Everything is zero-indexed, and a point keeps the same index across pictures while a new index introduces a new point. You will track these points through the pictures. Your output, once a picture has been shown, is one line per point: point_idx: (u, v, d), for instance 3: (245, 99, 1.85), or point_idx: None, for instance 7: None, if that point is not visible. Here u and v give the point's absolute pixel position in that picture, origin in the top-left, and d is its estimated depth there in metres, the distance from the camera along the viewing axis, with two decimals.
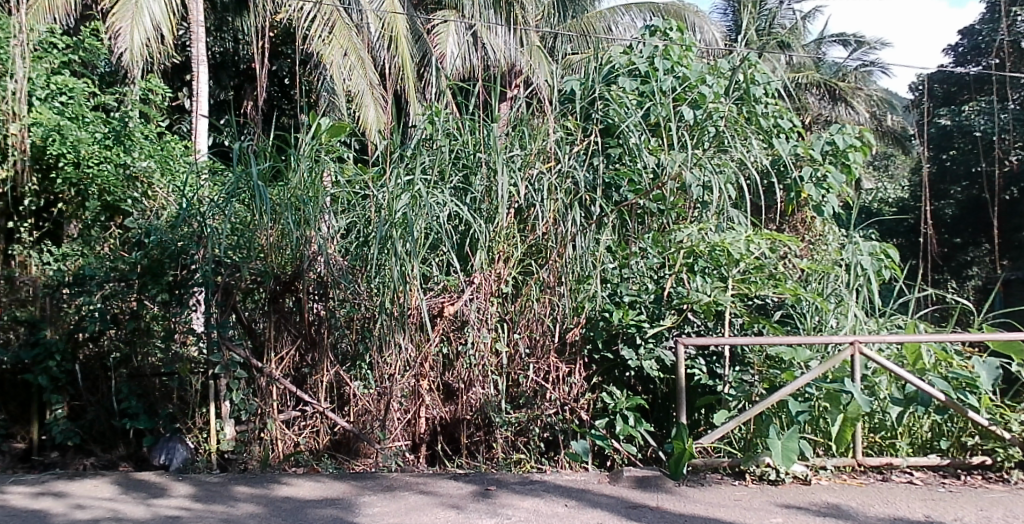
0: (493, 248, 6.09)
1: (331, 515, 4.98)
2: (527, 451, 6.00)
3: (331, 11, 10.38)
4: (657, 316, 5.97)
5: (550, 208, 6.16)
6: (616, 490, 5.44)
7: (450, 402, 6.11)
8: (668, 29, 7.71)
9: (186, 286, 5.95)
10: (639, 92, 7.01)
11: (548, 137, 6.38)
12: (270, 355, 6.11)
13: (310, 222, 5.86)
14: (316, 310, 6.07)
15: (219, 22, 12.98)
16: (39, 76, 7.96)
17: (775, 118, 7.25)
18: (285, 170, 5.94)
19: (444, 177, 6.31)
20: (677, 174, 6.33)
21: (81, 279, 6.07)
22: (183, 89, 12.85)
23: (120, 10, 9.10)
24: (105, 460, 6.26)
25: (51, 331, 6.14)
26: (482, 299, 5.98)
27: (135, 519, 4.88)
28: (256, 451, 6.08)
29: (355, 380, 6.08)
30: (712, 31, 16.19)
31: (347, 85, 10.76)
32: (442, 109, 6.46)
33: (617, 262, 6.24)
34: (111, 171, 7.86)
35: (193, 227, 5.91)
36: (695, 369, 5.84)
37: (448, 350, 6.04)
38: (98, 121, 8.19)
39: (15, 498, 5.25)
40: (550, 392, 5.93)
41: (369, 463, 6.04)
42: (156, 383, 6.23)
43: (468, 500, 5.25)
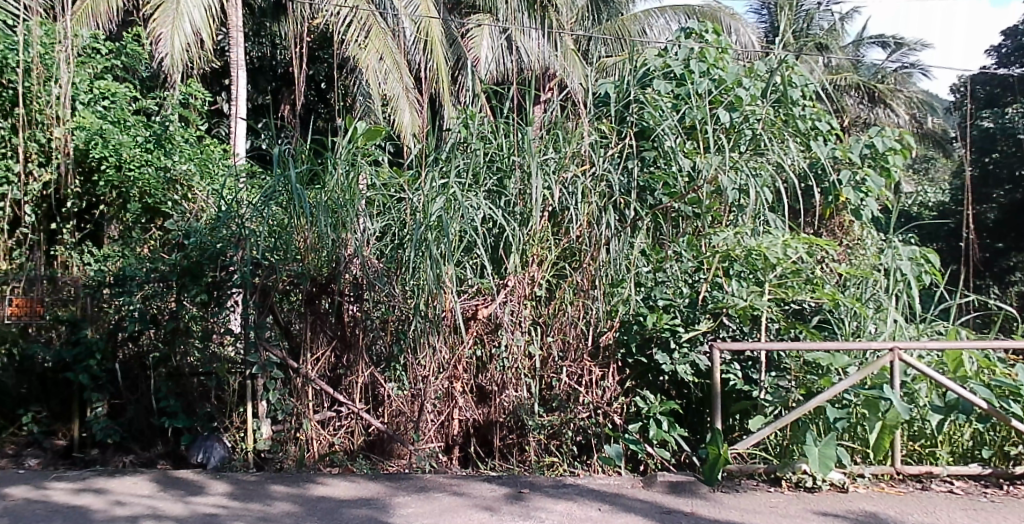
0: (527, 251, 6.12)
1: (366, 515, 5.02)
2: (559, 454, 6.01)
3: (367, 16, 10.31)
4: (692, 320, 5.89)
5: (585, 212, 6.16)
6: (650, 495, 5.41)
7: (483, 405, 6.14)
8: (703, 31, 7.63)
9: (224, 288, 6.06)
10: (674, 94, 6.93)
11: (582, 141, 6.42)
12: (306, 355, 6.17)
13: (347, 225, 5.96)
14: (353, 312, 6.15)
15: (256, 27, 13.16)
16: (82, 81, 8.09)
17: (813, 121, 7.10)
18: (322, 173, 5.99)
19: (478, 180, 6.32)
20: (713, 177, 6.22)
21: (123, 280, 6.17)
22: (222, 93, 13.11)
23: (160, 15, 9.22)
24: (143, 457, 6.30)
25: (92, 330, 6.28)
26: (515, 302, 6.00)
27: (174, 516, 4.95)
28: (292, 451, 6.12)
29: (389, 381, 6.13)
30: (748, 34, 16.06)
31: (382, 90, 10.79)
32: (476, 113, 6.51)
33: (652, 265, 6.18)
34: (151, 174, 8.02)
35: (233, 229, 5.98)
36: (730, 374, 5.77)
37: (482, 353, 6.08)
38: (139, 126, 8.39)
39: (57, 494, 5.36)
40: (583, 396, 5.93)
41: (403, 464, 6.06)
42: (194, 384, 6.27)
43: (501, 502, 5.25)
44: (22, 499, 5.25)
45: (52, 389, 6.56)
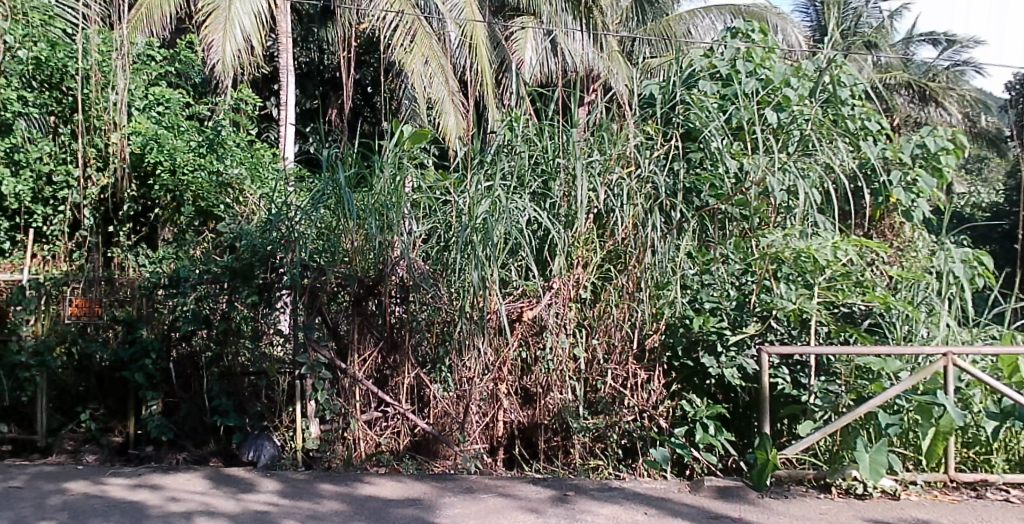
0: (572, 254, 6.14)
1: (413, 515, 5.06)
2: (604, 457, 6.02)
3: (413, 20, 10.41)
4: (738, 323, 5.84)
5: (630, 214, 6.14)
6: (697, 499, 5.37)
7: (528, 407, 6.17)
8: (750, 31, 7.56)
9: (274, 289, 6.16)
10: (720, 95, 6.88)
11: (628, 143, 6.38)
12: (353, 357, 6.23)
13: (393, 228, 6.01)
14: (398, 314, 6.19)
15: (304, 33, 13.36)
16: (138, 87, 8.39)
17: (863, 120, 6.97)
18: (370, 176, 6.04)
19: (524, 183, 6.34)
20: (761, 179, 6.15)
21: (177, 281, 6.31)
22: (272, 98, 13.33)
23: (212, 22, 9.41)
24: (196, 454, 6.44)
25: (148, 330, 6.42)
26: (561, 304, 6.02)
27: (227, 513, 5.06)
28: (339, 450, 6.20)
29: (434, 382, 6.19)
30: (795, 33, 15.82)
31: (427, 93, 10.86)
32: (521, 115, 6.51)
33: (698, 268, 6.11)
34: (204, 178, 8.15)
35: (283, 230, 6.05)
36: (778, 378, 5.71)
37: (527, 355, 6.12)
38: (192, 130, 8.56)
39: (114, 489, 5.51)
40: (628, 399, 5.93)
41: (448, 465, 6.14)
42: (245, 383, 6.36)
43: (546, 504, 5.26)
44: (81, 494, 5.41)
45: (109, 387, 6.73)
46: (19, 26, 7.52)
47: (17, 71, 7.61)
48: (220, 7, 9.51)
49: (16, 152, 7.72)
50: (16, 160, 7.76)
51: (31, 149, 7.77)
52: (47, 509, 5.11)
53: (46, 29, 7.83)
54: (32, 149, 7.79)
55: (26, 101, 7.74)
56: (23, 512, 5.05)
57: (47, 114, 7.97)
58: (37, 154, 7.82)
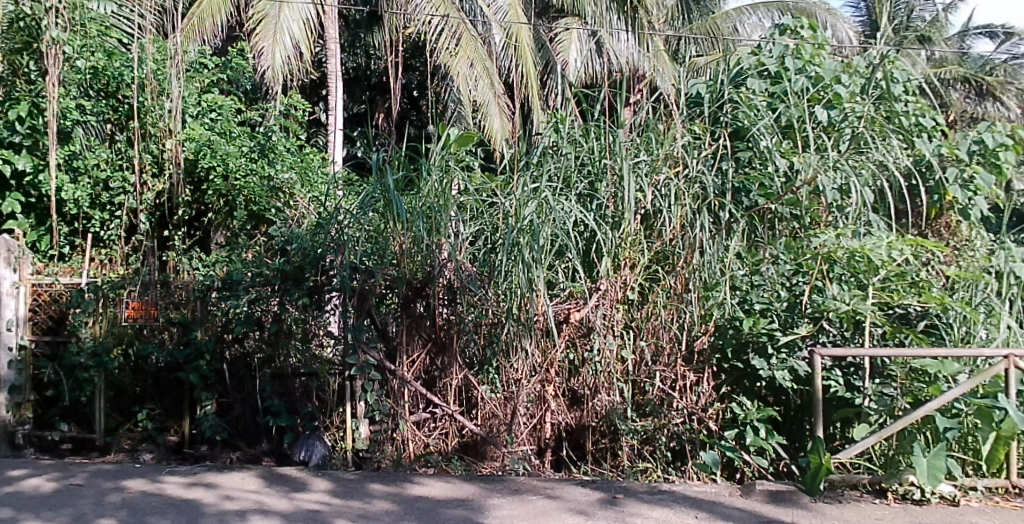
0: (620, 255, 6.12)
1: (463, 516, 5.08)
2: (653, 460, 5.99)
3: (458, 23, 10.42)
4: (790, 324, 5.76)
5: (678, 215, 6.09)
6: (749, 504, 5.30)
7: (575, 409, 6.20)
8: (799, 27, 7.41)
9: (323, 292, 6.24)
10: (770, 93, 6.76)
11: (675, 143, 6.33)
12: (402, 358, 6.30)
13: (440, 229, 6.04)
14: (446, 315, 6.26)
15: (351, 39, 13.47)
16: (192, 95, 8.56)
17: (917, 117, 6.78)
18: (417, 180, 6.08)
19: (569, 184, 6.33)
20: (811, 178, 6.02)
21: (231, 284, 6.44)
22: (320, 103, 13.51)
23: (263, 30, 9.60)
24: (248, 454, 6.55)
25: (201, 331, 6.55)
26: (608, 306, 6.06)
27: (279, 512, 5.14)
28: (389, 451, 6.29)
29: (482, 384, 6.24)
30: (845, 29, 15.52)
31: (473, 96, 10.89)
32: (566, 117, 6.54)
33: (747, 268, 6.02)
34: (256, 183, 8.26)
35: (333, 234, 6.11)
36: (832, 381, 5.58)
37: (575, 356, 6.14)
38: (244, 136, 8.71)
39: (171, 488, 5.64)
40: (677, 401, 5.91)
41: (496, 467, 6.17)
42: (297, 383, 6.44)
43: (595, 507, 5.24)
44: (139, 492, 5.55)
45: (166, 387, 6.88)
46: (78, 38, 7.72)
47: (76, 80, 7.81)
48: (269, 15, 9.70)
49: (75, 159, 7.85)
50: (75, 167, 7.88)
51: (89, 156, 7.89)
52: (107, 506, 5.25)
53: (103, 39, 8.08)
54: (91, 156, 7.92)
55: (85, 109, 7.95)
56: (84, 509, 5.20)
57: (104, 122, 8.18)
58: (95, 161, 7.94)
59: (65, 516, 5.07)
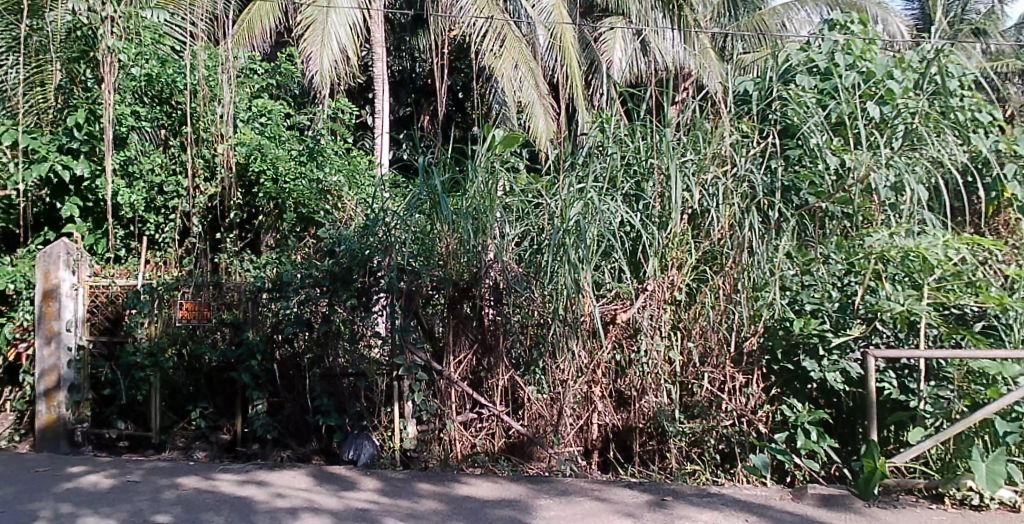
0: (667, 255, 6.07)
1: (510, 516, 5.09)
2: (702, 462, 5.95)
3: (502, 25, 10.50)
4: (842, 325, 5.64)
5: (726, 214, 6.05)
6: (800, 507, 5.21)
7: (623, 410, 6.19)
8: (849, 22, 7.25)
9: (372, 293, 6.30)
10: (818, 90, 6.63)
11: (723, 141, 6.22)
12: (449, 358, 6.35)
13: (486, 230, 6.11)
14: (492, 316, 6.30)
15: (397, 42, 13.59)
16: (242, 100, 8.72)
17: (972, 111, 6.60)
18: (463, 180, 6.13)
19: (616, 184, 6.34)
20: (864, 175, 5.89)
21: (281, 286, 6.52)
22: (366, 106, 13.63)
23: (310, 35, 9.77)
24: (300, 453, 6.70)
25: (253, 332, 6.65)
26: (655, 306, 6.02)
27: (329, 510, 5.21)
28: (436, 451, 6.34)
29: (529, 384, 6.25)
30: (896, 23, 15.18)
31: (518, 97, 10.89)
32: (612, 116, 6.47)
33: (798, 268, 5.88)
34: (305, 186, 8.37)
35: (380, 236, 6.21)
36: (885, 383, 5.48)
37: (621, 357, 6.14)
38: (293, 140, 8.77)
39: (224, 485, 5.76)
40: (726, 403, 5.86)
41: (542, 467, 6.20)
42: (345, 384, 6.51)
43: (643, 509, 5.20)
44: (193, 489, 5.67)
45: (218, 386, 7.00)
46: (132, 46, 7.95)
47: (131, 88, 7.97)
48: (317, 21, 9.86)
49: (130, 164, 8.03)
50: (130, 172, 8.05)
51: (144, 161, 8.06)
52: (163, 503, 5.38)
53: (155, 47, 8.30)
54: (146, 161, 8.10)
55: (140, 115, 8.12)
56: (141, 506, 5.33)
57: (158, 127, 8.37)
58: (150, 166, 8.11)
59: (122, 512, 5.20)
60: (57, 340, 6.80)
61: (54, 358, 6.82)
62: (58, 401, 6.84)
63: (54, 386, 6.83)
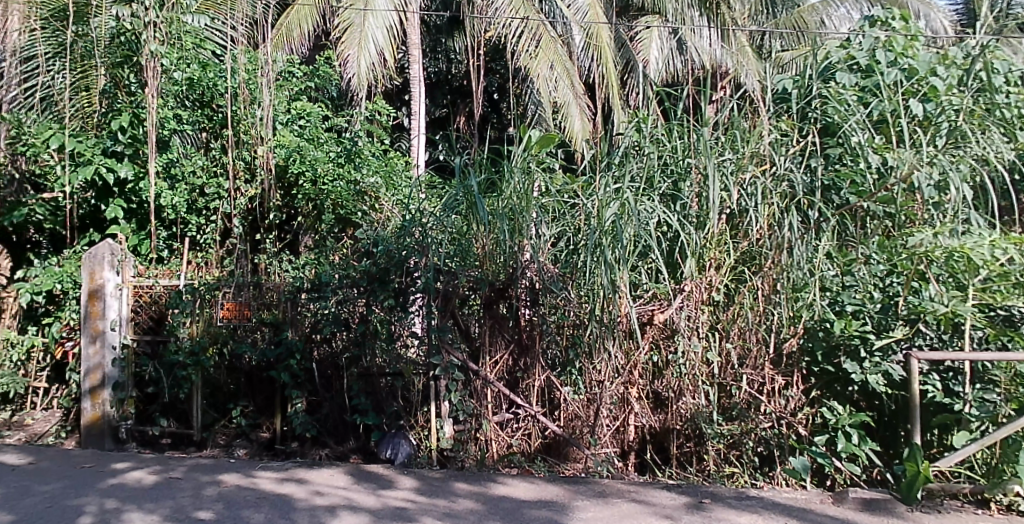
0: (705, 255, 6.03)
1: (547, 517, 5.09)
2: (740, 464, 5.91)
3: (537, 25, 10.48)
4: (885, 327, 5.52)
5: (765, 214, 5.96)
6: (841, 512, 5.14)
7: (660, 411, 6.15)
8: (890, 18, 7.11)
9: (409, 293, 6.35)
10: (859, 87, 6.44)
11: (762, 140, 6.20)
12: (485, 359, 6.39)
13: (522, 231, 6.12)
14: (529, 317, 6.30)
15: (432, 43, 13.66)
16: (281, 103, 8.83)
17: (1021, 109, 6.37)
18: (499, 181, 6.16)
19: (653, 184, 6.29)
20: (906, 174, 5.76)
21: (319, 286, 6.58)
22: (403, 108, 13.73)
23: (348, 38, 9.85)
24: (338, 451, 6.76)
25: (292, 332, 6.71)
26: (692, 307, 5.98)
27: (368, 508, 5.25)
28: (472, 451, 6.38)
29: (565, 385, 6.25)
30: (939, 19, 14.89)
31: (553, 97, 10.87)
32: (648, 115, 6.45)
33: (838, 268, 5.82)
34: (343, 187, 8.42)
35: (416, 237, 6.26)
36: (928, 386, 5.33)
37: (658, 358, 6.10)
38: (331, 142, 8.82)
39: (265, 482, 5.85)
40: (765, 405, 5.82)
41: (579, 468, 6.20)
42: (383, 383, 6.57)
43: (681, 512, 5.16)
44: (234, 486, 5.76)
45: (258, 385, 7.09)
46: (174, 50, 8.08)
47: (173, 92, 8.13)
48: (354, 23, 9.89)
49: (173, 166, 8.14)
50: (173, 175, 8.15)
51: (186, 164, 8.16)
52: (205, 499, 5.47)
53: (197, 51, 8.39)
54: (187, 163, 8.19)
55: (182, 119, 8.24)
56: (183, 502, 5.43)
57: (200, 130, 8.45)
58: (191, 168, 8.19)
59: (166, 508, 5.30)
60: (102, 339, 6.91)
61: (99, 356, 6.93)
62: (103, 400, 6.94)
63: (99, 384, 6.92)
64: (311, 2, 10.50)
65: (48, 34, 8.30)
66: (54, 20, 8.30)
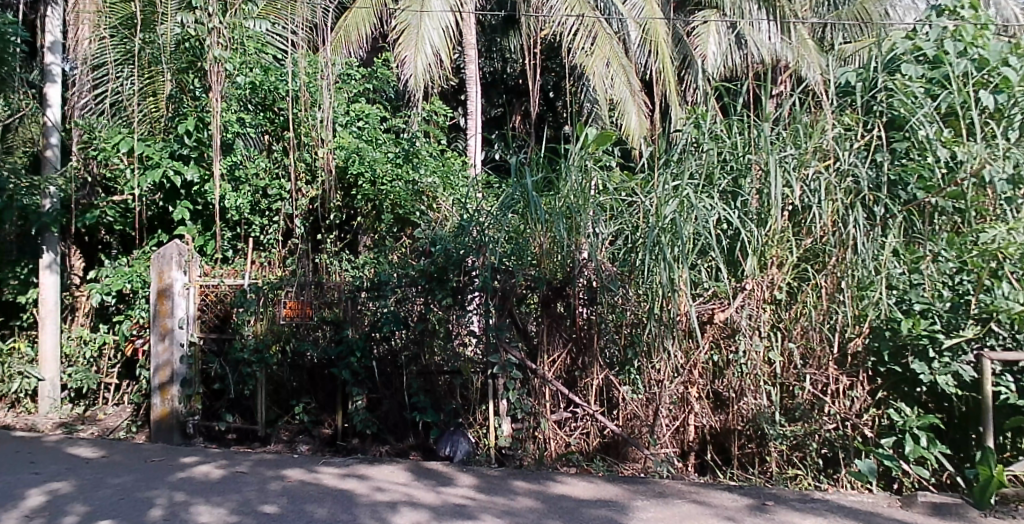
0: (765, 253, 5.94)
1: (606, 516, 5.07)
2: (803, 467, 5.81)
3: (593, 22, 10.43)
4: (954, 326, 5.38)
5: (829, 210, 5.88)
6: (910, 516, 5.00)
7: (720, 411, 6.08)
8: (958, 7, 6.77)
9: (466, 292, 6.41)
10: (926, 80, 6.15)
11: (825, 134, 6.05)
12: (543, 357, 6.39)
13: (580, 229, 6.18)
14: (586, 315, 6.30)
15: (488, 43, 13.70)
16: (341, 105, 8.95)
17: None
18: (557, 180, 6.24)
19: (712, 181, 6.20)
20: (977, 169, 5.56)
21: (378, 285, 6.66)
22: (459, 108, 13.80)
23: (404, 40, 9.92)
24: (397, 448, 6.86)
25: (352, 331, 6.78)
26: (754, 306, 5.90)
27: (428, 505, 5.31)
28: (530, 449, 6.38)
29: (624, 384, 6.23)
30: (1009, 6, 14.35)
31: (609, 95, 10.77)
32: (707, 112, 6.34)
33: (906, 266, 5.59)
34: (402, 188, 8.54)
35: (474, 237, 6.31)
36: (1001, 387, 5.19)
37: (719, 358, 6.03)
38: (389, 143, 8.93)
39: (327, 478, 5.96)
40: (829, 406, 5.71)
41: (637, 467, 6.16)
42: (440, 382, 6.62)
43: (744, 514, 5.09)
44: (298, 481, 5.88)
45: (320, 382, 7.19)
46: (237, 56, 8.26)
47: (236, 96, 8.34)
48: (411, 25, 9.98)
49: (236, 169, 8.33)
50: (237, 177, 8.32)
51: (249, 165, 8.33)
52: (270, 494, 5.59)
53: (259, 55, 8.58)
54: (251, 166, 8.36)
55: (245, 122, 8.40)
56: (249, 496, 5.55)
57: (262, 133, 8.63)
58: (254, 170, 8.37)
59: (232, 501, 5.44)
60: (171, 336, 7.15)
61: (167, 353, 7.18)
62: (171, 396, 7.19)
63: (167, 380, 7.19)
64: (367, 5, 10.67)
65: (117, 42, 8.36)
66: (123, 28, 8.34)
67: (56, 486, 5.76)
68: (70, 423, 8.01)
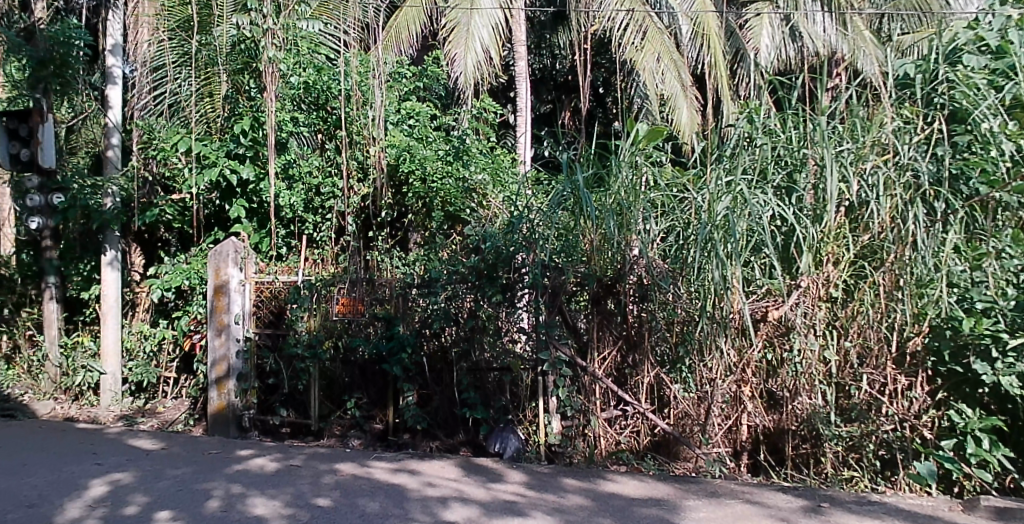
0: (821, 249, 5.84)
1: (658, 515, 5.03)
2: (860, 468, 5.68)
3: (643, 17, 10.36)
4: (1019, 325, 5.13)
5: (887, 206, 5.70)
6: (972, 520, 4.86)
7: (774, 411, 5.97)
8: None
9: (516, 289, 6.42)
10: (990, 70, 5.93)
11: (884, 128, 5.91)
12: (593, 355, 6.39)
13: (631, 226, 6.16)
14: (637, 313, 6.27)
15: (537, 40, 13.67)
16: (391, 103, 9.02)
17: None
18: (607, 176, 6.25)
19: (766, 176, 6.09)
20: None
21: (430, 282, 6.72)
22: (508, 104, 13.85)
23: (454, 37, 9.98)
24: (447, 444, 6.88)
25: (404, 326, 6.86)
26: (809, 304, 5.78)
27: (478, 501, 5.34)
28: (581, 446, 6.36)
29: (675, 383, 6.18)
30: None
31: (659, 90, 10.67)
32: (760, 106, 6.27)
33: (968, 264, 5.45)
34: (452, 185, 8.56)
35: (524, 233, 6.33)
36: None
37: (773, 356, 5.93)
38: (440, 140, 8.98)
39: (379, 472, 6.02)
40: (887, 406, 5.59)
41: (689, 467, 6.08)
42: (491, 377, 6.64)
43: (798, 515, 5.00)
44: (350, 475, 5.96)
45: (371, 378, 7.24)
46: (291, 56, 8.39)
47: (290, 95, 8.43)
48: (461, 23, 10.04)
49: (291, 167, 8.46)
50: (291, 175, 8.47)
51: (302, 164, 8.48)
52: (323, 487, 5.68)
53: (313, 55, 8.66)
54: (304, 164, 8.51)
55: (298, 121, 8.49)
56: (303, 489, 5.65)
57: (316, 132, 8.75)
58: (308, 169, 8.51)
59: (286, 494, 5.54)
60: (227, 332, 7.31)
61: (224, 347, 7.33)
62: (228, 389, 7.34)
63: (224, 374, 7.33)
64: (418, 4, 10.77)
65: (176, 43, 8.66)
66: (181, 30, 8.66)
67: (118, 477, 5.94)
68: (131, 415, 8.25)
